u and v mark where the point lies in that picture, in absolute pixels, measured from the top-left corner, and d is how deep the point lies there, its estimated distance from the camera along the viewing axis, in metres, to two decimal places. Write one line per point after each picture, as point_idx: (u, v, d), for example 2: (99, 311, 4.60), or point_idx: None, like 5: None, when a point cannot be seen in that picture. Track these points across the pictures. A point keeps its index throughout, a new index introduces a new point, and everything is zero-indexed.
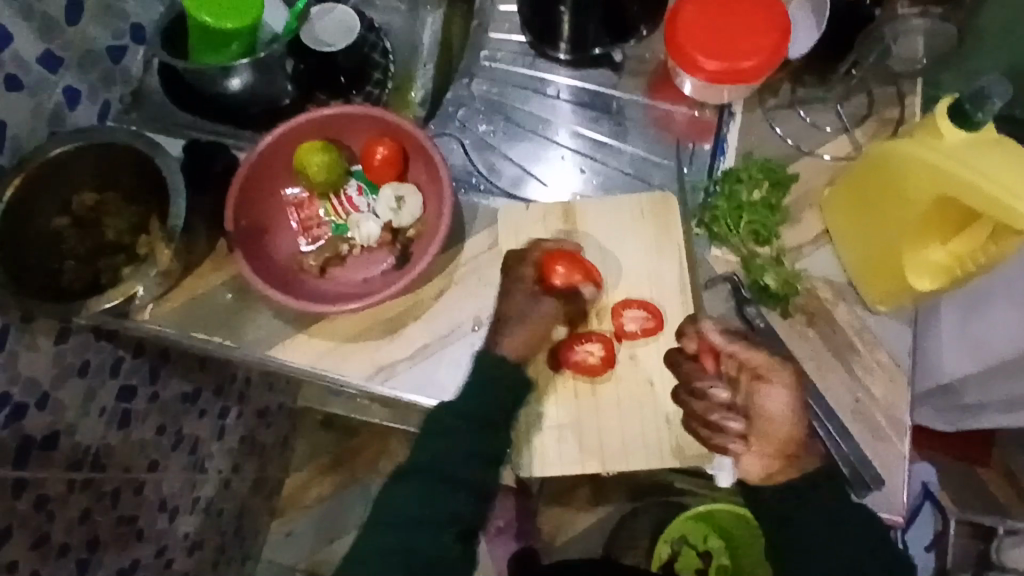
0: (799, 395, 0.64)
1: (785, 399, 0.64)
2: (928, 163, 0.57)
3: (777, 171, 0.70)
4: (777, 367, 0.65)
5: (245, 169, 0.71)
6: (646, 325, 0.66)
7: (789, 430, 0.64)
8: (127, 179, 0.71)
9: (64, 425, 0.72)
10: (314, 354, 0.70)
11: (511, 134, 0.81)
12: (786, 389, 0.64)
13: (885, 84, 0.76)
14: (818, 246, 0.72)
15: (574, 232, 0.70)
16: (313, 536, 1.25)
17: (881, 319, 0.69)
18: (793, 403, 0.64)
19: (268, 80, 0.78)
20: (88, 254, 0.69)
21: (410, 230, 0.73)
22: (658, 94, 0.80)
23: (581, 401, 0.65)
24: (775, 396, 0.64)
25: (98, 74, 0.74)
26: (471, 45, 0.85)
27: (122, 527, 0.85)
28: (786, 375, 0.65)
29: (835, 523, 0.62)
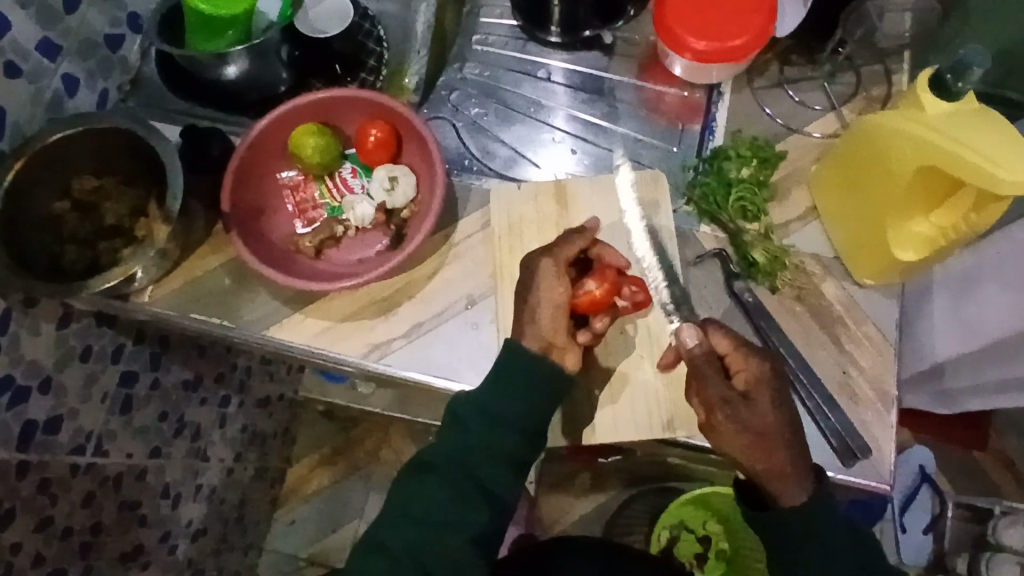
0: (756, 430, 0.57)
1: (737, 433, 0.57)
2: (914, 136, 0.58)
3: (766, 148, 0.70)
4: (720, 404, 0.58)
5: (242, 151, 0.72)
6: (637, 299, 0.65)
7: (762, 465, 0.57)
8: (126, 164, 0.72)
9: (66, 409, 0.74)
10: (310, 333, 0.71)
11: (505, 117, 0.82)
12: (732, 424, 0.57)
13: (873, 62, 0.77)
14: (806, 223, 0.72)
15: (564, 212, 0.71)
16: (315, 525, 1.26)
17: (868, 294, 0.70)
18: (744, 439, 0.57)
19: (264, 67, 0.79)
20: (88, 238, 0.71)
21: (404, 210, 0.74)
22: (649, 76, 0.81)
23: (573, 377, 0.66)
24: (735, 437, 0.57)
25: (96, 62, 0.76)
26: (464, 31, 0.86)
27: (125, 512, 0.86)
28: (742, 404, 0.58)
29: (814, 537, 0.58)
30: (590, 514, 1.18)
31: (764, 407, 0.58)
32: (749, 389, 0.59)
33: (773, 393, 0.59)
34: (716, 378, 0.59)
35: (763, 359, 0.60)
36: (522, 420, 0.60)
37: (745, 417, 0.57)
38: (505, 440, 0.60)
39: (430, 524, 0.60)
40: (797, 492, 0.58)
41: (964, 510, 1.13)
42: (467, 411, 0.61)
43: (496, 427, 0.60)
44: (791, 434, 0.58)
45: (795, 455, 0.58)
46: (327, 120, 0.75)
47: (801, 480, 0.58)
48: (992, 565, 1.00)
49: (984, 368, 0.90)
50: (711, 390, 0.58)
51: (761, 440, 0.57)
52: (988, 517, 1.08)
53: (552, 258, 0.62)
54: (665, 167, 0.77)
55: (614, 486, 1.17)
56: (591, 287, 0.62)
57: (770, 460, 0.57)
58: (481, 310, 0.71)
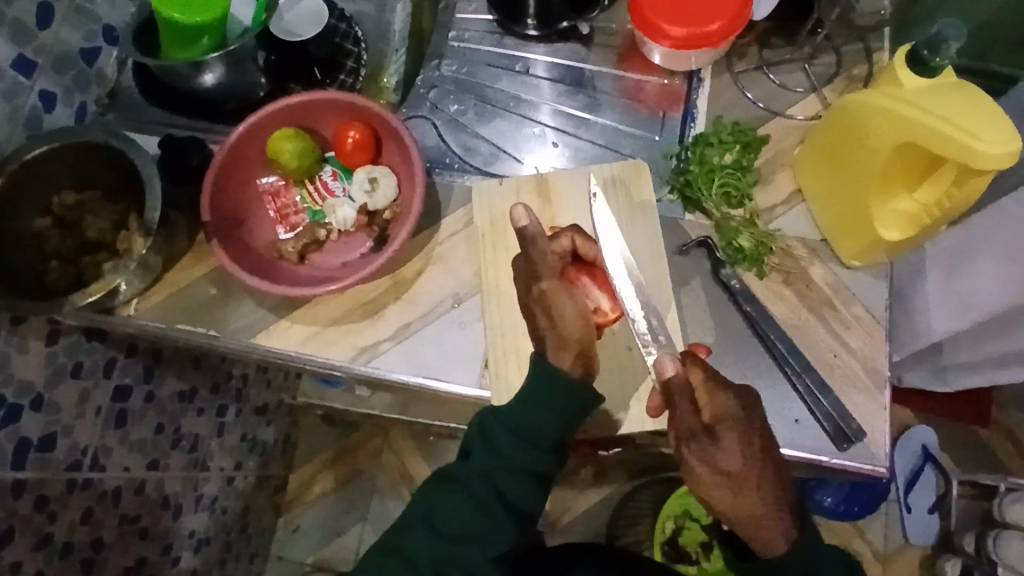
0: (725, 474, 0.56)
1: (706, 472, 0.56)
2: (891, 113, 0.58)
3: (748, 133, 0.70)
4: (686, 439, 0.57)
5: (220, 158, 0.71)
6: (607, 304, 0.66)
7: (734, 507, 0.57)
8: (107, 179, 0.72)
9: (59, 426, 0.73)
10: (296, 339, 0.71)
11: (484, 113, 0.82)
12: (700, 459, 0.56)
13: (852, 41, 0.77)
14: (791, 206, 0.72)
15: (547, 205, 0.71)
16: (320, 532, 1.26)
17: (856, 275, 0.69)
18: (712, 482, 0.56)
19: (240, 74, 0.79)
20: (71, 254, 0.70)
21: (386, 211, 0.73)
22: (628, 65, 0.80)
23: None
24: (702, 474, 0.56)
25: (73, 77, 0.75)
26: (441, 26, 0.85)
27: (126, 526, 0.86)
28: (708, 441, 0.57)
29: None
30: (594, 508, 1.17)
31: (730, 446, 0.56)
32: (722, 423, 0.57)
33: (738, 432, 0.57)
34: (690, 410, 0.57)
35: (731, 393, 0.58)
36: (549, 434, 0.59)
37: (711, 454, 0.56)
38: (529, 457, 0.59)
39: (435, 530, 0.60)
40: (779, 541, 0.58)
41: (970, 488, 1.12)
42: (500, 430, 0.60)
43: (529, 446, 0.59)
44: (762, 476, 0.57)
45: (769, 500, 0.57)
46: (304, 124, 0.75)
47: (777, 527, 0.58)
48: (1000, 541, 0.99)
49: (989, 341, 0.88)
50: (682, 423, 0.57)
51: (729, 483, 0.56)
52: (995, 494, 1.07)
53: (550, 283, 0.62)
54: (647, 156, 0.77)
55: (616, 479, 1.17)
56: (602, 303, 0.66)
57: (744, 504, 0.56)
58: (468, 309, 0.71)
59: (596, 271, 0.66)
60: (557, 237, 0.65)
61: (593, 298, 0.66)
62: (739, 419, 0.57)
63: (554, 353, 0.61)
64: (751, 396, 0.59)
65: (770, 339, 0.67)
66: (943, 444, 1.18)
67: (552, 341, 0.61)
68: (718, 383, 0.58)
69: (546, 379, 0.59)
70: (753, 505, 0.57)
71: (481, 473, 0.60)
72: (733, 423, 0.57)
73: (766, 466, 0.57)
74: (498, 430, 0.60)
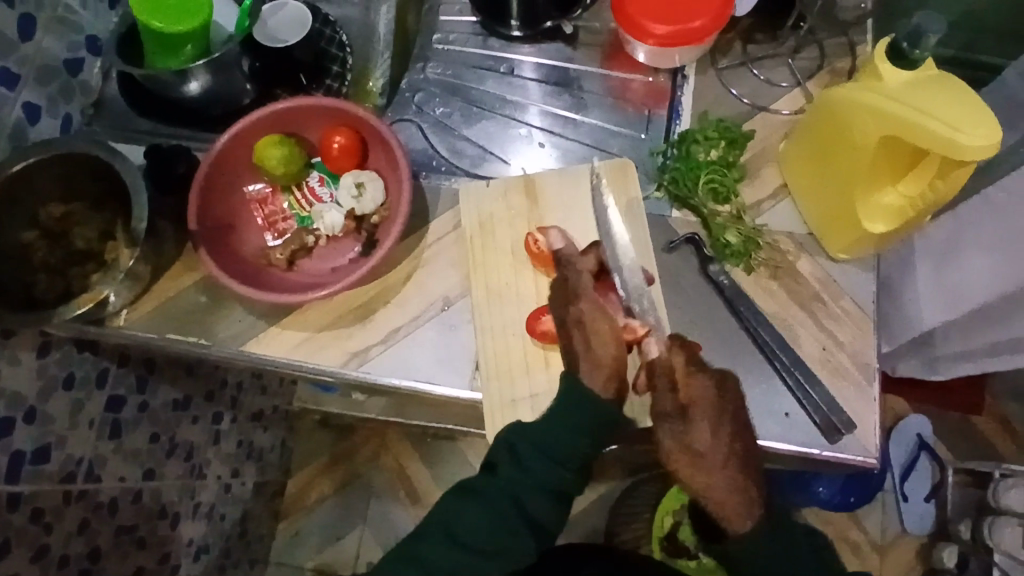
0: (694, 454, 0.59)
1: (678, 448, 0.60)
2: (873, 107, 0.58)
3: (732, 130, 0.70)
4: (661, 418, 0.60)
5: (206, 166, 0.71)
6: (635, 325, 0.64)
7: (700, 479, 0.59)
8: (93, 190, 0.71)
9: (53, 437, 0.73)
10: (287, 346, 0.71)
11: (471, 115, 0.82)
12: (670, 434, 0.60)
13: (835, 35, 0.77)
14: (776, 202, 0.72)
15: (534, 206, 0.71)
16: (318, 535, 1.26)
17: (844, 268, 0.70)
18: (682, 458, 0.60)
19: (225, 80, 0.77)
20: (59, 264, 0.69)
21: (373, 216, 0.74)
22: (613, 64, 0.80)
23: (536, 373, 0.66)
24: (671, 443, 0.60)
25: (57, 88, 0.75)
26: (425, 29, 0.86)
27: (123, 536, 0.86)
28: (680, 421, 0.60)
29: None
30: (593, 505, 1.19)
31: (702, 428, 0.60)
32: (698, 404, 0.60)
33: (711, 416, 0.60)
34: (664, 390, 0.61)
35: (707, 377, 0.61)
36: (573, 453, 0.60)
37: (680, 431, 0.60)
38: (548, 471, 0.60)
39: (457, 541, 0.59)
40: (745, 520, 0.59)
41: (965, 476, 1.13)
42: (527, 446, 0.60)
43: (551, 462, 0.60)
44: (730, 458, 0.59)
45: (737, 479, 0.59)
46: (290, 130, 0.75)
47: (747, 504, 0.59)
48: (994, 529, 1.01)
49: (983, 330, 0.88)
50: (658, 400, 0.60)
51: (697, 460, 0.59)
52: (989, 481, 1.07)
53: (587, 301, 0.64)
54: (634, 154, 0.77)
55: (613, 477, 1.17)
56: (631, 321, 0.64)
57: (709, 478, 0.59)
58: (457, 311, 0.71)
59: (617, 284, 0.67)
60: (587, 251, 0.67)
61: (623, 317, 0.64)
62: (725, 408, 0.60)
63: (591, 373, 0.61)
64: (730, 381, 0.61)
65: (757, 332, 0.67)
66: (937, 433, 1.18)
67: (587, 361, 0.62)
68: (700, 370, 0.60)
69: (584, 401, 0.60)
70: (714, 477, 0.59)
71: (507, 488, 0.60)
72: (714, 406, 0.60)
73: (737, 445, 0.60)
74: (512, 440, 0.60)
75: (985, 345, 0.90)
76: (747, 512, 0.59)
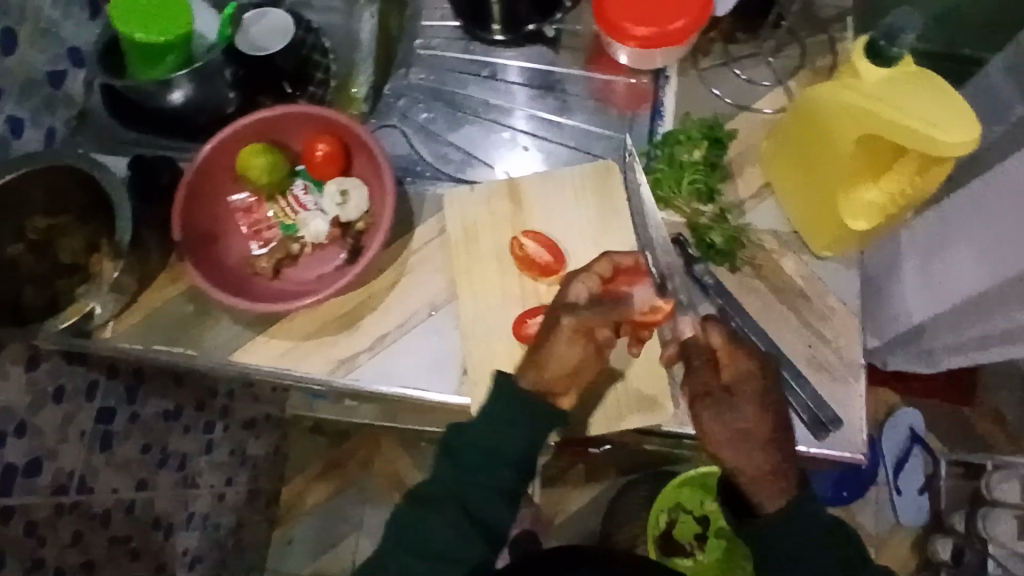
0: (733, 432, 0.57)
1: (720, 429, 0.58)
2: (851, 105, 0.59)
3: (715, 129, 0.70)
4: (701, 398, 0.59)
5: (189, 177, 0.71)
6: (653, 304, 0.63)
7: (736, 459, 0.57)
8: (76, 204, 0.71)
9: (44, 451, 0.73)
10: (274, 354, 0.71)
11: (455, 120, 0.82)
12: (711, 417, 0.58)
13: (815, 33, 0.77)
14: (760, 200, 0.72)
15: (518, 210, 0.71)
16: (314, 541, 1.25)
17: (828, 266, 0.70)
18: (721, 438, 0.57)
19: (208, 89, 0.78)
20: (45, 276, 0.69)
21: (358, 223, 0.74)
22: (595, 66, 0.80)
23: None
24: (712, 423, 0.58)
25: (41, 100, 0.75)
26: (408, 35, 0.86)
27: (117, 547, 0.85)
28: (724, 403, 0.58)
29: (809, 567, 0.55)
30: (586, 507, 1.19)
31: (745, 411, 0.57)
32: (739, 382, 0.59)
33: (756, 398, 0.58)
34: (701, 369, 0.60)
35: (754, 358, 0.59)
36: (512, 453, 0.57)
37: (724, 414, 0.58)
38: (494, 474, 0.57)
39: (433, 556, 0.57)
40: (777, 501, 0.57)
41: (958, 468, 1.13)
42: (462, 446, 0.57)
43: (490, 462, 0.57)
44: (774, 438, 0.57)
45: (774, 461, 0.57)
46: (273, 138, 0.75)
47: (781, 483, 0.57)
48: (990, 520, 1.03)
49: (971, 324, 0.88)
50: (695, 381, 0.60)
51: (740, 441, 0.57)
52: (981, 472, 1.08)
53: (574, 317, 0.59)
54: (618, 156, 0.77)
55: (607, 476, 1.18)
56: (648, 299, 0.62)
57: (746, 459, 0.57)
58: (444, 316, 0.71)
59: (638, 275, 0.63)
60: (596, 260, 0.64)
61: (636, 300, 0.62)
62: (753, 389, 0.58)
63: (531, 375, 0.59)
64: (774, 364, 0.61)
65: (743, 331, 0.67)
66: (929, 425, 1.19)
67: (532, 363, 0.59)
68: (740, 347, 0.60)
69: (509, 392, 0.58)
70: (751, 457, 0.57)
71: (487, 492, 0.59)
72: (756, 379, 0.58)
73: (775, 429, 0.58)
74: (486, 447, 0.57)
75: (976, 338, 0.90)
76: (780, 494, 0.57)
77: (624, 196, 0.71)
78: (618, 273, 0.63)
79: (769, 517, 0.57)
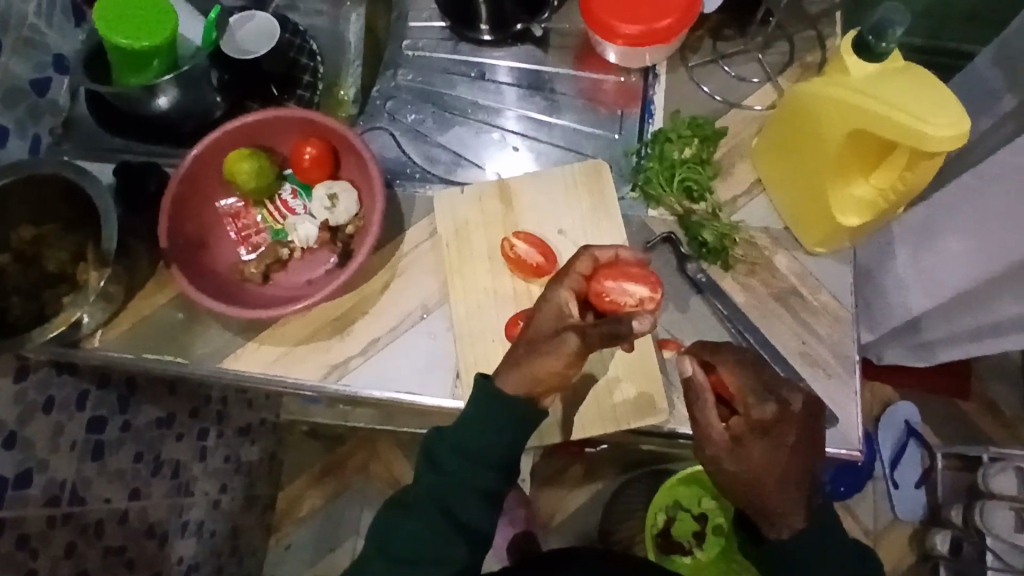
0: (742, 473, 0.56)
1: (729, 469, 0.56)
2: (838, 101, 0.59)
3: (706, 126, 0.70)
4: (706, 443, 0.57)
5: (176, 183, 0.70)
6: (641, 295, 0.58)
7: (750, 497, 0.57)
8: (63, 212, 0.70)
9: (35, 462, 0.72)
10: (266, 360, 0.70)
11: (443, 121, 0.81)
12: (722, 459, 0.56)
13: (804, 29, 0.77)
14: (751, 197, 0.72)
15: (509, 211, 0.71)
16: (312, 547, 1.24)
17: (821, 261, 0.70)
18: (725, 474, 0.57)
19: (194, 94, 0.77)
20: (30, 288, 0.67)
21: (348, 226, 0.73)
22: (584, 65, 0.80)
23: None
24: (723, 464, 0.57)
25: (25, 109, 0.74)
26: (395, 37, 0.85)
27: (112, 558, 0.84)
28: (730, 451, 0.56)
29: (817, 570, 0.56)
30: (586, 506, 1.18)
31: (758, 450, 0.55)
32: (751, 429, 0.56)
33: (765, 436, 0.56)
34: (705, 414, 0.56)
35: (768, 401, 0.56)
36: (492, 456, 0.58)
37: (731, 461, 0.56)
38: (479, 476, 0.58)
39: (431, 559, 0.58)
40: (791, 527, 0.57)
41: (955, 461, 1.13)
42: (444, 451, 0.59)
43: (474, 464, 0.58)
44: (785, 483, 0.56)
45: (788, 498, 0.56)
46: (261, 143, 0.74)
47: (793, 508, 0.57)
48: (987, 513, 1.01)
49: (977, 312, 0.87)
50: (703, 425, 0.57)
51: (753, 486, 0.56)
52: (979, 464, 1.08)
53: (579, 337, 0.55)
54: (608, 155, 0.77)
55: (605, 476, 1.17)
56: (640, 292, 0.58)
57: (762, 499, 0.57)
58: (437, 319, 0.70)
59: (618, 269, 0.59)
60: (574, 258, 0.60)
61: (628, 294, 0.58)
62: (771, 435, 0.56)
63: (507, 376, 0.58)
64: (791, 398, 0.57)
65: (736, 329, 0.67)
66: (925, 419, 1.18)
67: (512, 368, 0.58)
68: (749, 390, 0.56)
69: (489, 400, 0.57)
70: (762, 496, 0.57)
71: (482, 494, 0.59)
72: (770, 428, 0.56)
73: (790, 470, 0.56)
74: (480, 448, 0.58)
75: (978, 328, 0.89)
76: (794, 516, 0.57)
77: (614, 195, 0.70)
78: (599, 270, 0.60)
79: (779, 538, 0.58)
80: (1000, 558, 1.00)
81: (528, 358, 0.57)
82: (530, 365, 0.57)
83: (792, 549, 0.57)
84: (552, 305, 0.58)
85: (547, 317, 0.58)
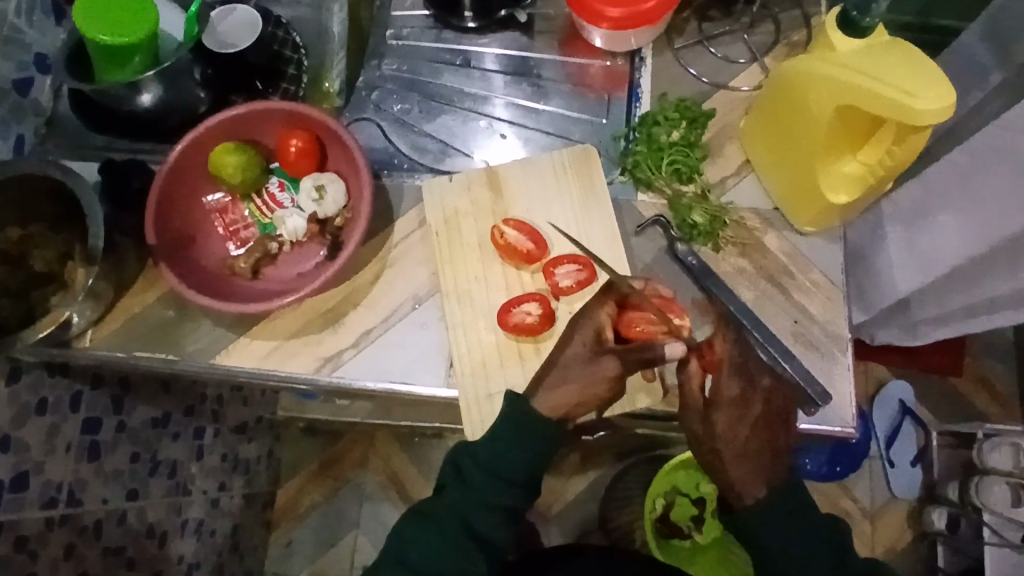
0: (705, 437, 0.57)
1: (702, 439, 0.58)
2: (827, 78, 0.59)
3: (694, 108, 0.70)
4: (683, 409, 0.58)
5: (161, 179, 0.70)
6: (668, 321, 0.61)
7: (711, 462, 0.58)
8: (48, 210, 0.68)
9: (31, 464, 0.72)
10: (257, 355, 0.70)
11: (430, 110, 0.81)
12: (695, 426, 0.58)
13: (789, 8, 0.77)
14: (740, 178, 0.72)
15: (498, 199, 0.70)
16: (312, 542, 1.24)
17: (811, 240, 0.70)
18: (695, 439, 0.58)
19: (178, 90, 0.76)
20: (19, 288, 0.66)
21: (336, 218, 0.73)
22: (570, 50, 0.80)
23: (526, 361, 0.66)
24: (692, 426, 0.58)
25: (7, 108, 0.73)
26: (379, 27, 0.84)
27: (112, 558, 0.83)
28: (700, 417, 0.58)
29: (797, 548, 0.59)
30: (584, 493, 1.17)
31: (722, 417, 0.57)
32: (727, 400, 0.57)
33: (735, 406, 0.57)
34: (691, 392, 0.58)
35: (737, 379, 0.57)
36: None
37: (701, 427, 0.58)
38: None
39: None
40: (750, 493, 0.59)
41: (951, 438, 1.13)
42: None
43: None
44: (747, 452, 0.57)
45: (748, 471, 0.58)
46: (246, 137, 0.74)
47: (754, 478, 0.58)
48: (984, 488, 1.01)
49: (975, 287, 0.87)
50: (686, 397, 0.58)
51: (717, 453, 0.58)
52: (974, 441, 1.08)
53: (616, 363, 0.59)
54: (596, 140, 0.76)
55: (603, 463, 1.17)
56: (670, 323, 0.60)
57: (728, 468, 0.58)
58: (429, 309, 0.70)
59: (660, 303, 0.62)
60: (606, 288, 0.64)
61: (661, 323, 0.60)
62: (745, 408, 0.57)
63: (543, 396, 0.61)
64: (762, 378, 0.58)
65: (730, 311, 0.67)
66: (919, 397, 1.19)
67: (548, 390, 0.61)
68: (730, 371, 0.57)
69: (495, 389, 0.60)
70: (724, 464, 0.58)
71: None
72: (743, 403, 0.57)
73: (757, 440, 0.57)
74: None
75: (973, 304, 0.89)
76: (755, 486, 0.58)
77: (602, 180, 0.70)
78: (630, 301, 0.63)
79: (744, 506, 0.59)
80: (998, 533, 1.00)
81: (562, 380, 0.61)
82: (563, 384, 0.60)
83: (766, 516, 0.59)
84: (585, 327, 0.62)
85: (583, 337, 0.62)
